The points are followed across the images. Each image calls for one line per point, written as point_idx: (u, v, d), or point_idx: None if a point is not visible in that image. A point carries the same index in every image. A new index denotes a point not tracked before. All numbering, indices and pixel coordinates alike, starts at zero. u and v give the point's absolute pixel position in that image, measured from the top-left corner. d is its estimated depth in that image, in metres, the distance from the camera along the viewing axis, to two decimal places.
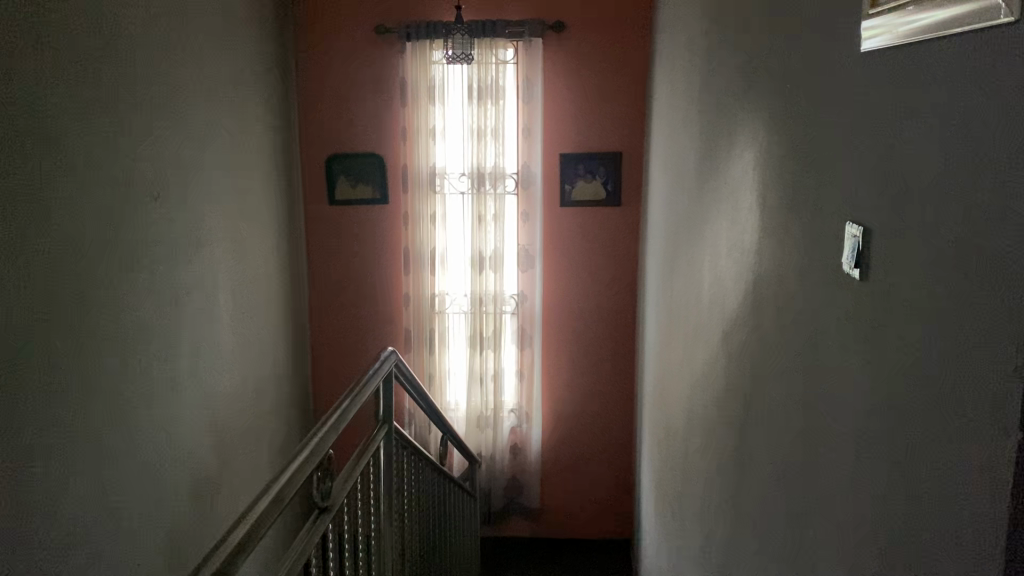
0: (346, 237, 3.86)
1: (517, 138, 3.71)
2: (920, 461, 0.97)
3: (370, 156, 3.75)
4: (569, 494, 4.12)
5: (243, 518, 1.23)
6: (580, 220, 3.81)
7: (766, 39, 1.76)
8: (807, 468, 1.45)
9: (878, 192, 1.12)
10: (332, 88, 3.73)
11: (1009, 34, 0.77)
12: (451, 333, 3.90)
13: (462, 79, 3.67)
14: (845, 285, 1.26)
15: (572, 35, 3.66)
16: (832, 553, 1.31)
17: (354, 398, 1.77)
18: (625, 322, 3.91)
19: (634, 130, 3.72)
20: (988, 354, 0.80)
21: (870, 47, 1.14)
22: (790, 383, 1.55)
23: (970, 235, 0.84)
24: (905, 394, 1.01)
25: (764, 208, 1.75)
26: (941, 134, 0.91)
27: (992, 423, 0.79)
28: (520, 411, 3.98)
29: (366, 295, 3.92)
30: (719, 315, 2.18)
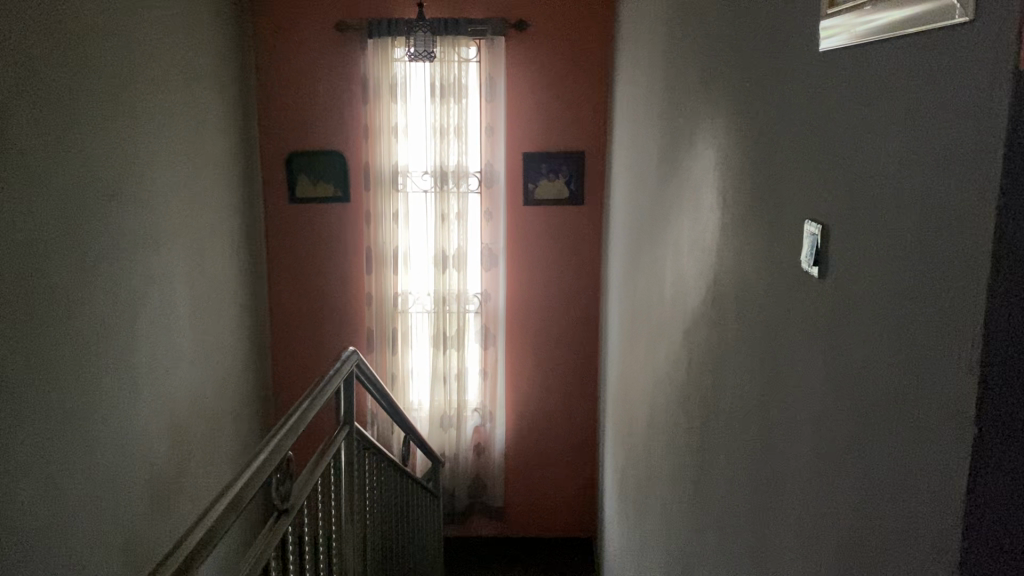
0: (307, 236, 3.82)
1: (480, 136, 3.69)
2: (879, 458, 0.97)
3: (333, 154, 3.72)
4: (533, 494, 4.13)
5: (201, 521, 1.21)
6: (543, 219, 3.81)
7: (727, 41, 1.76)
8: (767, 466, 1.46)
9: (837, 191, 1.13)
10: (292, 85, 3.68)
11: (962, 33, 0.78)
12: (413, 332, 3.87)
13: (425, 78, 3.64)
14: (804, 283, 1.27)
15: (534, 34, 3.65)
16: (792, 550, 1.32)
17: (313, 398, 1.75)
18: (587, 322, 3.92)
19: (595, 130, 3.73)
20: (940, 352, 0.81)
21: (829, 47, 1.14)
22: (751, 381, 1.57)
23: (925, 230, 0.85)
24: (866, 392, 1.02)
25: (725, 206, 1.77)
26: (898, 132, 0.92)
27: (946, 422, 0.80)
28: (484, 411, 3.97)
29: (329, 296, 3.88)
30: (682, 314, 2.18)
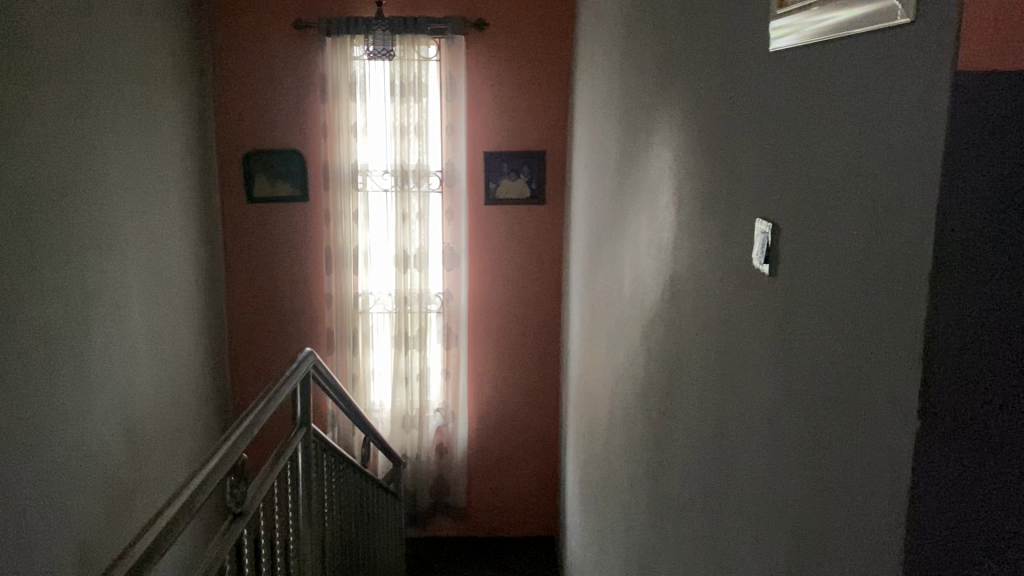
0: (265, 235, 3.78)
1: (441, 136, 3.68)
2: (831, 456, 0.98)
3: (292, 153, 3.68)
4: (496, 494, 4.13)
5: (150, 526, 1.18)
6: (504, 219, 3.81)
7: (682, 40, 1.77)
8: (722, 463, 1.47)
9: (788, 189, 1.14)
10: (250, 83, 3.64)
11: (904, 33, 0.78)
12: (374, 333, 3.85)
13: (384, 76, 3.62)
14: (756, 280, 1.28)
15: (493, 33, 3.65)
16: (747, 545, 1.33)
17: (268, 401, 1.72)
18: (549, 320, 3.93)
19: (555, 129, 3.74)
20: (883, 350, 0.82)
21: (780, 46, 1.15)
22: (706, 378, 1.58)
23: (871, 227, 0.85)
24: (818, 390, 1.02)
25: (681, 205, 1.77)
26: (846, 131, 0.93)
27: (890, 418, 0.80)
28: (446, 411, 3.96)
29: (289, 296, 3.84)
30: (640, 312, 2.19)
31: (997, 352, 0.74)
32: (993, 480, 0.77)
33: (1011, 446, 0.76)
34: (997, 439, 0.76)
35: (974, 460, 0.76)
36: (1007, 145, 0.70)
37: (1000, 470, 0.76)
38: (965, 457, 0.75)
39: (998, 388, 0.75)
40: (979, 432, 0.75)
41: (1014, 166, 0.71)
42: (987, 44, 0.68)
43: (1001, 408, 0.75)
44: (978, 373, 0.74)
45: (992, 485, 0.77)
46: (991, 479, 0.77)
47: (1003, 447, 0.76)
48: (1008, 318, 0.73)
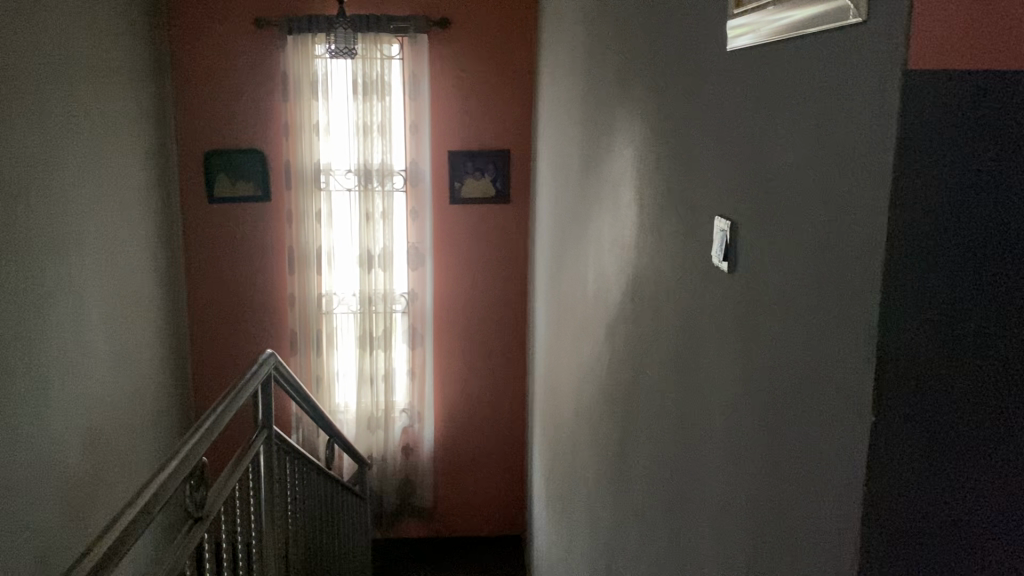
0: (227, 235, 3.73)
1: (404, 134, 3.67)
2: (789, 453, 0.98)
3: (253, 152, 3.64)
4: (463, 494, 4.12)
5: (106, 532, 1.16)
6: (469, 218, 3.81)
7: (642, 40, 1.78)
8: (684, 459, 1.48)
9: (745, 188, 1.14)
10: (211, 81, 3.60)
11: (856, 33, 0.78)
12: (339, 333, 3.82)
13: (347, 75, 3.60)
14: (715, 278, 1.29)
15: (456, 32, 3.65)
16: (708, 542, 1.34)
17: (228, 403, 1.70)
18: (514, 320, 3.93)
19: (519, 129, 3.74)
20: (838, 348, 0.83)
21: (738, 45, 1.16)
22: (668, 375, 1.59)
23: (826, 225, 0.86)
24: (777, 387, 1.03)
25: (643, 203, 1.78)
26: (802, 129, 0.93)
27: (844, 413, 0.81)
28: (412, 411, 3.94)
29: (251, 297, 3.80)
30: (604, 310, 2.20)
31: (952, 347, 0.74)
32: (949, 475, 0.77)
33: (968, 441, 0.77)
34: (953, 435, 0.76)
35: (930, 454, 0.76)
36: (959, 141, 0.71)
37: (955, 465, 0.77)
38: (920, 452, 0.76)
39: (954, 384, 0.75)
40: (933, 427, 0.76)
41: (966, 164, 0.71)
42: (938, 45, 0.68)
43: (957, 403, 0.75)
44: (934, 368, 0.74)
45: (948, 480, 0.77)
46: (948, 475, 0.77)
47: (959, 442, 0.76)
48: (963, 313, 0.74)
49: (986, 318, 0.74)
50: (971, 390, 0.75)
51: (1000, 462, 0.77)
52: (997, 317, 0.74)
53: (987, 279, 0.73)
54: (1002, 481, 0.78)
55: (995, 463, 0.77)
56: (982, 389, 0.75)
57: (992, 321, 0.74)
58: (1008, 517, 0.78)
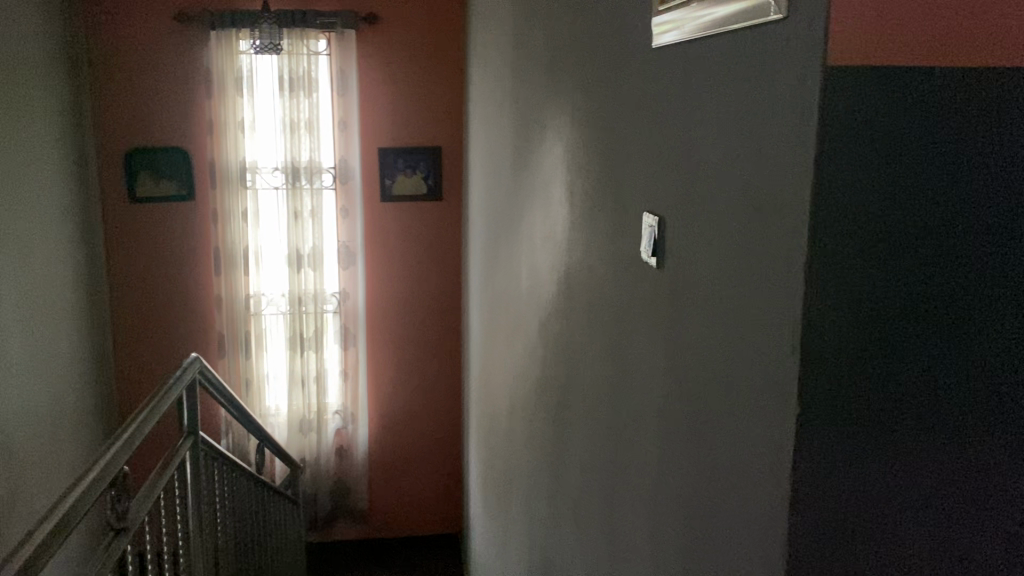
0: (149, 236, 3.62)
1: (333, 132, 3.61)
2: (719, 450, 0.99)
3: (176, 150, 3.54)
4: (399, 495, 4.09)
5: (20, 548, 1.10)
6: (400, 216, 3.77)
7: (570, 37, 1.78)
8: (617, 455, 1.49)
9: (673, 183, 1.15)
10: (129, 77, 3.48)
11: (777, 28, 0.79)
12: (268, 335, 3.74)
13: (273, 71, 3.52)
14: (645, 273, 1.29)
15: (384, 28, 3.60)
16: (642, 536, 1.35)
17: (151, 409, 1.63)
18: (448, 317, 3.92)
19: (450, 125, 3.73)
20: (764, 342, 0.83)
21: (664, 42, 1.16)
22: (600, 372, 1.59)
23: (751, 219, 0.86)
24: (706, 382, 1.03)
25: (574, 200, 1.78)
26: (727, 124, 0.94)
27: (771, 406, 0.81)
28: (345, 412, 3.89)
29: (177, 300, 3.70)
30: (537, 307, 2.19)
31: (876, 347, 0.75)
32: (875, 473, 0.78)
33: (896, 436, 0.77)
34: (881, 434, 0.77)
35: (857, 452, 0.77)
36: (880, 140, 0.71)
37: (882, 464, 0.77)
38: (845, 448, 0.76)
39: (880, 382, 0.76)
40: (860, 427, 0.76)
41: (887, 164, 0.72)
42: (856, 41, 0.69)
43: (883, 402, 0.76)
44: (858, 365, 0.75)
45: (875, 479, 0.78)
46: (875, 473, 0.78)
47: (885, 442, 0.77)
48: (887, 311, 0.74)
49: (911, 317, 0.75)
50: (896, 388, 0.76)
51: (924, 461, 0.78)
52: (921, 315, 0.75)
53: (909, 277, 0.74)
54: (927, 480, 0.78)
55: (921, 462, 0.78)
56: (907, 389, 0.76)
57: (915, 320, 0.75)
58: (933, 515, 0.79)
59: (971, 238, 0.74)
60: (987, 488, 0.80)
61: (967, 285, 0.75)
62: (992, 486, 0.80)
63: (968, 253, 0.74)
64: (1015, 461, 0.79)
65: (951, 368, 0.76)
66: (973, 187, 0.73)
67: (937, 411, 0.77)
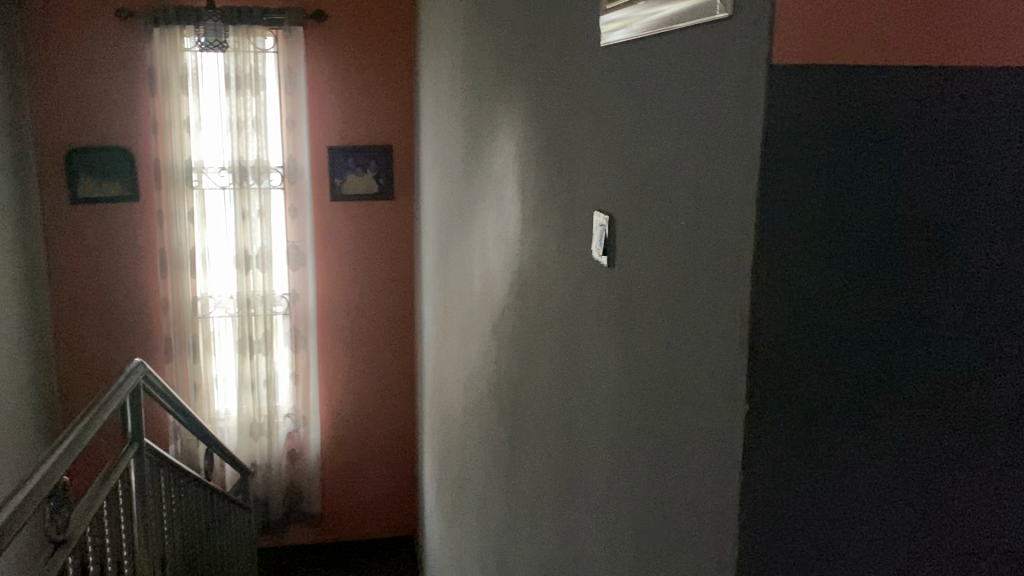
0: (92, 238, 3.53)
1: (281, 130, 3.55)
2: (671, 449, 0.99)
3: (119, 150, 3.45)
4: (352, 498, 4.05)
5: None
6: (351, 216, 3.73)
7: (520, 34, 1.77)
8: (569, 455, 1.49)
9: (622, 182, 1.15)
10: (70, 75, 3.39)
11: (723, 27, 0.79)
12: (216, 338, 3.68)
13: (218, 68, 3.45)
14: (596, 272, 1.29)
15: (333, 25, 3.56)
16: (595, 535, 1.35)
17: (93, 415, 1.58)
18: (400, 317, 3.88)
19: (401, 124, 3.70)
20: (714, 340, 0.83)
21: (612, 40, 1.15)
22: (553, 372, 1.59)
23: (700, 216, 0.86)
24: (657, 382, 1.03)
25: (525, 199, 1.77)
26: (676, 123, 0.94)
27: (721, 402, 0.81)
28: (296, 415, 3.84)
29: (121, 303, 3.61)
30: (490, 306, 2.18)
31: (828, 348, 0.75)
32: (828, 479, 0.78)
33: (845, 431, 0.77)
34: (829, 430, 0.77)
35: (806, 447, 0.77)
36: (826, 147, 0.71)
37: (836, 471, 0.78)
38: (796, 455, 0.77)
39: (831, 389, 0.76)
40: (807, 419, 0.76)
41: (835, 171, 0.72)
42: (799, 38, 0.69)
43: (835, 407, 0.76)
44: (809, 373, 0.75)
45: (829, 486, 0.78)
46: (828, 481, 0.78)
47: (837, 449, 0.77)
48: (838, 318, 0.74)
49: (861, 324, 0.75)
50: (847, 395, 0.76)
51: (878, 468, 0.78)
52: (871, 322, 0.75)
53: (859, 285, 0.74)
54: (880, 487, 0.79)
55: (873, 462, 0.78)
56: (859, 397, 0.76)
57: (865, 328, 0.75)
58: (887, 522, 0.80)
59: (919, 246, 0.74)
60: (939, 494, 0.80)
61: (916, 293, 0.75)
62: (944, 493, 0.80)
63: (916, 260, 0.74)
64: (967, 468, 0.80)
65: (901, 375, 0.76)
66: (920, 194, 0.73)
67: (888, 419, 0.77)
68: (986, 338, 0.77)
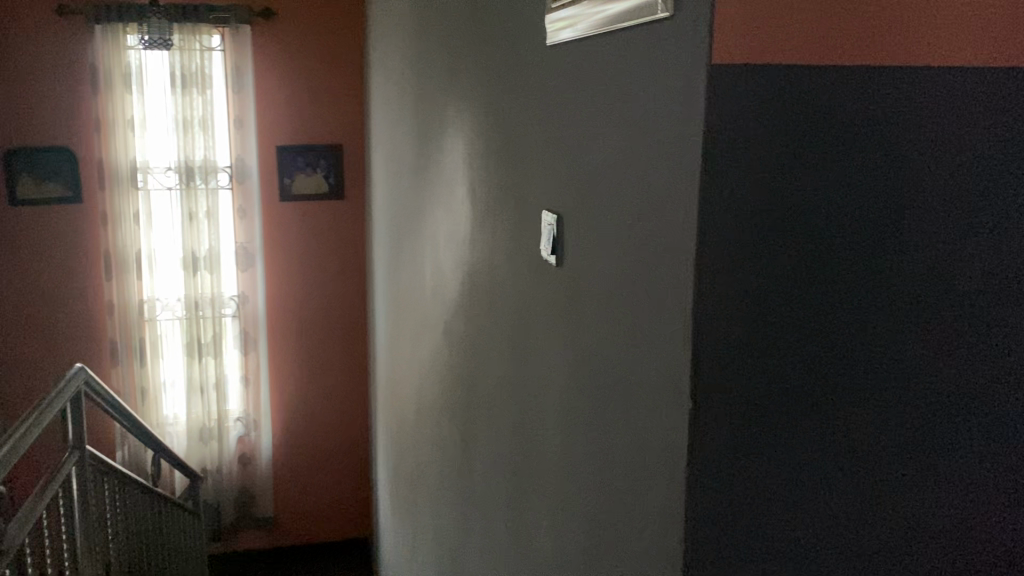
0: (31, 241, 3.43)
1: (228, 130, 3.50)
2: (619, 448, 0.99)
3: (60, 150, 3.37)
4: (306, 502, 4.00)
5: None
6: (301, 216, 3.69)
7: (468, 33, 1.77)
8: (521, 455, 1.49)
9: (569, 181, 1.15)
10: (7, 73, 3.29)
11: (666, 26, 0.79)
12: (164, 341, 3.61)
13: (163, 67, 3.39)
14: (545, 271, 1.29)
15: (280, 23, 3.51)
16: (546, 535, 1.35)
17: (31, 423, 1.54)
18: (352, 319, 3.85)
19: (352, 123, 3.66)
20: (659, 338, 0.83)
21: (558, 40, 1.15)
22: (504, 371, 1.59)
23: (645, 214, 0.86)
24: (605, 381, 1.04)
25: (475, 198, 1.77)
26: (621, 122, 0.94)
27: (667, 399, 0.81)
28: (247, 419, 3.79)
29: (64, 306, 3.51)
30: (442, 306, 2.17)
31: (772, 342, 0.75)
32: (773, 473, 0.78)
33: (789, 424, 0.77)
34: (773, 424, 0.77)
35: (750, 442, 0.77)
36: (789, 158, 0.72)
37: (781, 466, 0.78)
38: (753, 458, 0.77)
39: (799, 398, 0.77)
40: (751, 414, 0.76)
41: (780, 169, 0.72)
42: (739, 38, 0.69)
43: (779, 402, 0.76)
44: (778, 382, 0.76)
45: (781, 486, 0.78)
46: (785, 483, 0.78)
47: (783, 442, 0.77)
48: (803, 326, 0.75)
49: (813, 326, 0.76)
50: (796, 394, 0.77)
51: (848, 474, 0.79)
52: (817, 318, 0.76)
53: (809, 288, 0.75)
54: (830, 482, 0.79)
55: (818, 455, 0.78)
56: (827, 405, 0.77)
57: (830, 335, 0.76)
58: (839, 520, 0.80)
59: (863, 244, 0.75)
60: (881, 485, 0.81)
61: (861, 291, 0.76)
62: (910, 494, 0.82)
63: (877, 268, 0.76)
64: (906, 457, 0.81)
65: (867, 382, 0.78)
66: (880, 203, 0.75)
67: (841, 420, 0.78)
68: (939, 338, 0.79)
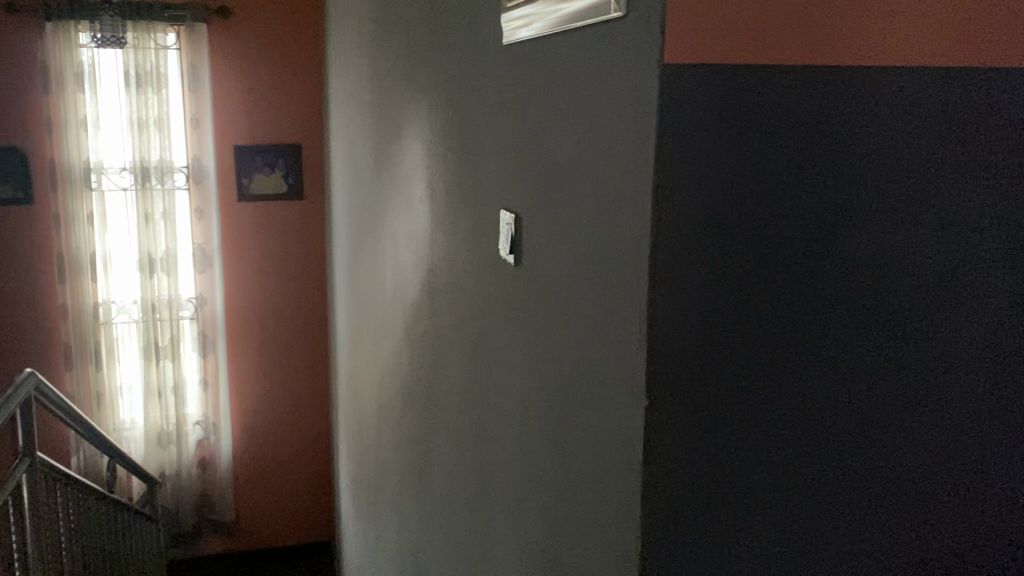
0: None
1: (184, 129, 3.45)
2: (577, 446, 0.99)
3: (10, 150, 3.29)
4: (267, 506, 3.96)
5: None
6: (259, 216, 3.65)
7: (426, 31, 1.76)
8: (480, 454, 1.49)
9: (526, 180, 1.15)
10: None
11: (620, 26, 0.79)
12: (120, 345, 3.55)
13: (117, 66, 3.34)
14: (503, 271, 1.29)
15: (237, 21, 3.47)
16: (506, 534, 1.35)
17: None
18: (313, 320, 3.82)
19: (311, 122, 3.63)
20: (615, 336, 0.83)
21: (514, 39, 1.15)
22: (463, 370, 1.58)
23: (601, 213, 0.87)
24: (563, 379, 1.04)
25: (433, 197, 1.76)
26: (577, 121, 0.94)
27: (624, 396, 0.81)
28: (206, 422, 3.74)
29: (15, 310, 3.43)
30: (402, 306, 2.16)
31: (725, 341, 0.75)
32: (730, 471, 0.78)
33: (743, 423, 0.77)
34: (729, 422, 0.77)
35: (705, 440, 0.77)
36: (740, 156, 0.72)
37: (737, 464, 0.78)
38: (709, 457, 0.77)
39: (774, 401, 0.78)
40: (705, 413, 0.76)
41: (732, 167, 0.72)
42: (691, 38, 0.70)
43: (732, 400, 0.77)
44: (752, 385, 0.77)
45: (737, 484, 0.78)
46: (741, 481, 0.78)
47: (738, 440, 0.78)
48: (788, 332, 0.77)
49: (766, 323, 0.76)
50: (750, 392, 0.77)
51: (804, 470, 0.80)
52: (769, 316, 0.76)
53: (762, 285, 0.75)
54: (786, 479, 0.79)
55: (773, 453, 0.79)
56: (791, 403, 0.78)
57: (815, 340, 0.77)
58: (796, 517, 0.81)
59: (815, 241, 0.76)
60: (837, 481, 0.81)
61: (813, 289, 0.76)
62: (869, 490, 0.82)
63: (860, 272, 0.77)
64: (862, 453, 0.81)
65: (830, 379, 0.79)
66: (850, 207, 0.76)
67: (796, 416, 0.78)
68: (892, 333, 0.79)
